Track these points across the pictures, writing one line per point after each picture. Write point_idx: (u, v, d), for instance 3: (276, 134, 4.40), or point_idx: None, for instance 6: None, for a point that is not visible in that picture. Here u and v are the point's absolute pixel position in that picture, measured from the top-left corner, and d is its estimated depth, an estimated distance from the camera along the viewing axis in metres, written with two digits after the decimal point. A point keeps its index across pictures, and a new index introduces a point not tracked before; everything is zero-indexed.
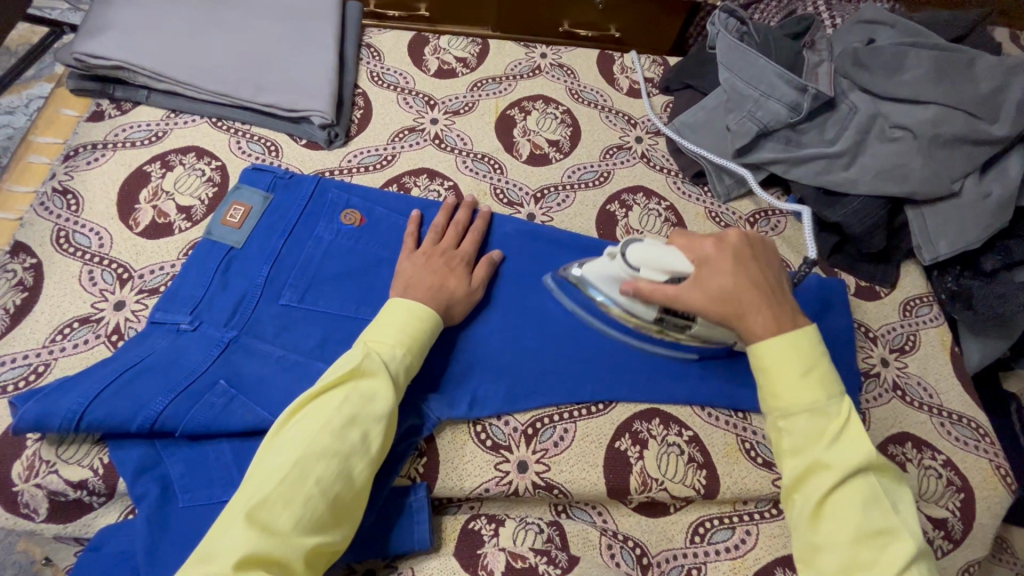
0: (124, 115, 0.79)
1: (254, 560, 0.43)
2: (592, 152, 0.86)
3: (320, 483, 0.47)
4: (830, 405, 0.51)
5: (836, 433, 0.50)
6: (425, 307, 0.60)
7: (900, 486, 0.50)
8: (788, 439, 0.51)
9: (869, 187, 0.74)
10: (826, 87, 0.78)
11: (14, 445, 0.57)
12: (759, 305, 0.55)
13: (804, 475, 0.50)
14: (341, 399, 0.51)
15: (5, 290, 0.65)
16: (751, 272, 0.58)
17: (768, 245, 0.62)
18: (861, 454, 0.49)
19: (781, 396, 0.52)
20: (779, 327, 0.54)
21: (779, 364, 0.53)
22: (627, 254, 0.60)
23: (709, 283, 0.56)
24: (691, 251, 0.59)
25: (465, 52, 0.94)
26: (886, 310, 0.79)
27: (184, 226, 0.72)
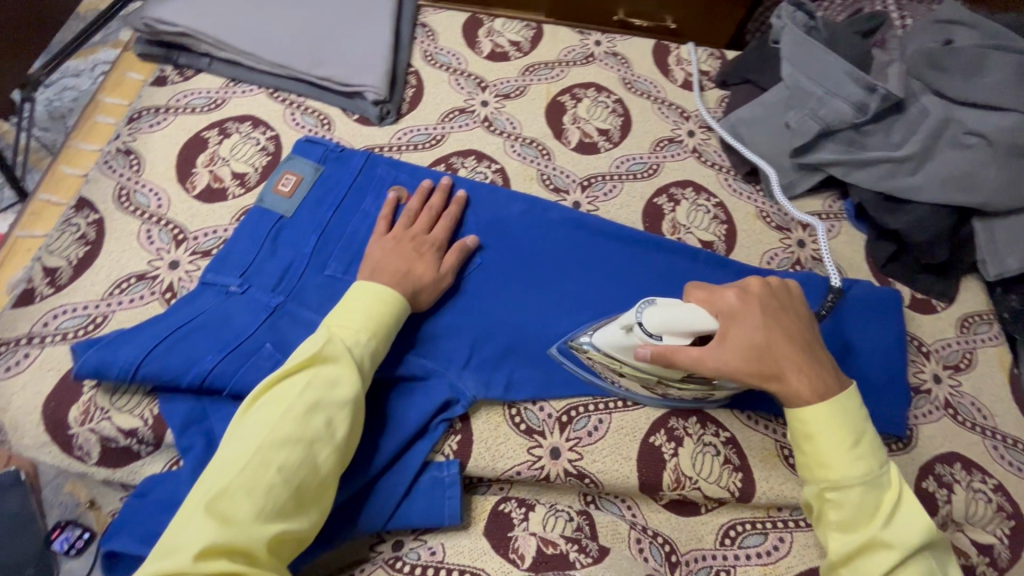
0: (186, 81, 0.81)
1: (215, 549, 0.42)
2: (642, 144, 0.84)
3: (283, 470, 0.47)
4: (881, 475, 0.52)
5: (891, 509, 0.51)
6: (391, 290, 0.60)
7: (950, 558, 0.52)
8: (836, 511, 0.52)
9: (935, 195, 0.71)
10: (896, 88, 0.75)
11: (71, 390, 0.60)
12: (796, 364, 0.55)
13: (859, 550, 0.50)
14: (302, 387, 0.51)
15: (69, 243, 0.68)
16: (783, 326, 0.56)
17: (788, 285, 0.60)
18: (918, 528, 0.50)
19: (829, 466, 0.52)
20: (820, 386, 0.54)
21: (829, 436, 0.53)
22: (642, 320, 0.55)
23: (740, 338, 0.55)
24: (714, 306, 0.57)
25: (519, 35, 0.93)
26: (942, 325, 0.75)
27: (238, 192, 0.73)
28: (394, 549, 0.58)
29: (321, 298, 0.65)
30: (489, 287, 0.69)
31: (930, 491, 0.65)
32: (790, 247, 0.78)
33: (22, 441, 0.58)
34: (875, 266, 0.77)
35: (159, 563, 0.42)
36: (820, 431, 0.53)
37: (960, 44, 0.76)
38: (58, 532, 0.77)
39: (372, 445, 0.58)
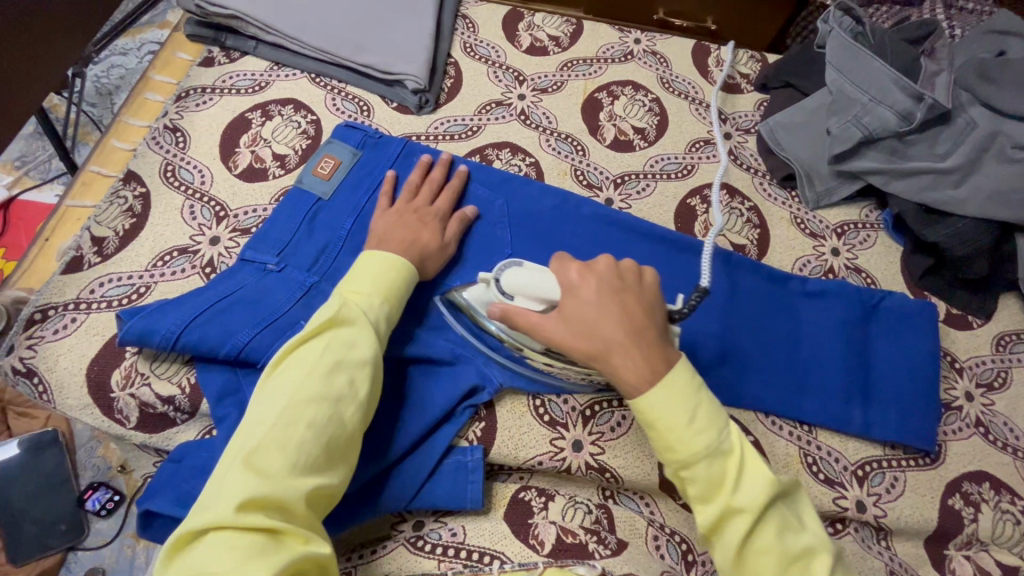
0: (232, 62, 0.83)
1: (255, 502, 0.43)
2: (678, 144, 0.84)
3: (312, 427, 0.47)
4: (722, 439, 0.48)
5: (736, 476, 0.47)
6: (398, 258, 0.60)
7: (798, 494, 0.50)
8: (692, 488, 0.48)
9: (979, 209, 0.70)
10: (943, 98, 0.74)
11: (115, 355, 0.62)
12: (624, 343, 0.51)
13: (718, 522, 0.47)
14: (323, 347, 0.51)
15: (116, 214, 0.70)
16: (621, 304, 0.53)
17: (642, 269, 0.57)
18: (764, 487, 0.46)
19: (676, 448, 0.47)
20: (649, 368, 0.49)
21: (666, 413, 0.48)
22: (499, 279, 0.58)
23: (570, 312, 0.53)
24: (558, 277, 0.56)
25: (559, 31, 0.93)
26: (977, 342, 0.74)
27: (278, 173, 0.75)
28: (415, 528, 0.59)
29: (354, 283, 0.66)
30: None
31: (956, 508, 0.64)
32: (823, 254, 0.77)
33: (67, 401, 0.61)
34: (911, 279, 0.76)
35: (202, 517, 0.43)
36: (658, 414, 0.48)
37: (1012, 56, 0.74)
38: (91, 492, 0.81)
39: (400, 425, 0.59)
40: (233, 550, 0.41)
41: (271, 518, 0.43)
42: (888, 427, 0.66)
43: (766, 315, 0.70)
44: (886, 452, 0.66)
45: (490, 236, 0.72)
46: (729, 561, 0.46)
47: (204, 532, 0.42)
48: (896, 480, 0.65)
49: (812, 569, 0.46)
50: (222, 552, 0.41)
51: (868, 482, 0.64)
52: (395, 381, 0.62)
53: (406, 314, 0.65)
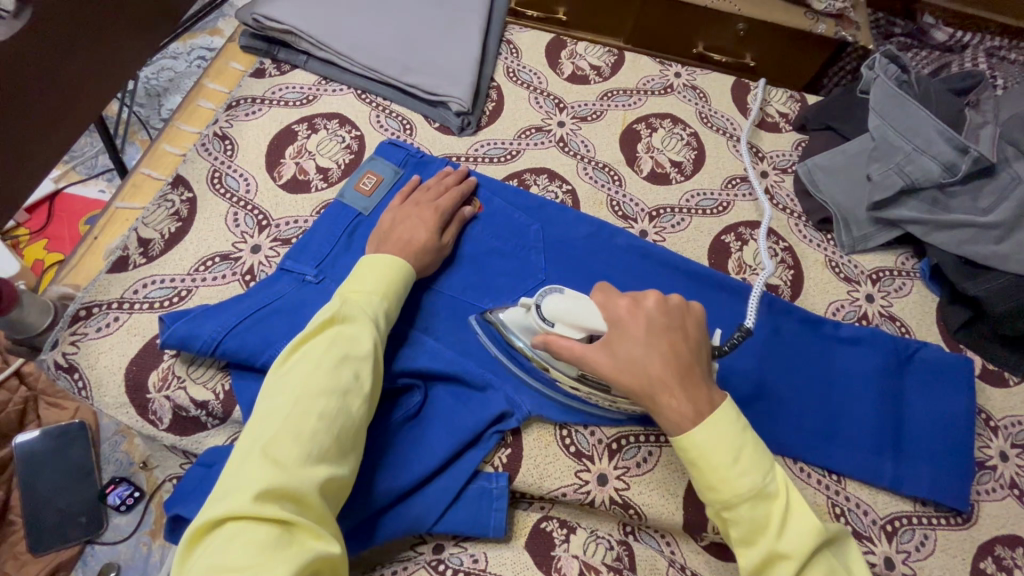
0: (282, 75, 0.85)
1: (271, 492, 0.42)
2: (714, 180, 0.84)
3: (324, 418, 0.47)
4: (769, 485, 0.47)
5: (781, 522, 0.46)
6: (398, 258, 0.62)
7: (847, 540, 0.49)
8: (734, 529, 0.47)
9: (1021, 266, 0.69)
10: (988, 150, 0.73)
11: (153, 357, 0.63)
12: (670, 383, 0.50)
13: (761, 566, 0.46)
14: (327, 342, 0.51)
15: (163, 217, 0.72)
16: (667, 342, 0.51)
17: (689, 306, 0.55)
18: (809, 534, 0.46)
19: (717, 488, 0.47)
20: (696, 410, 0.49)
21: (710, 454, 0.48)
22: (541, 304, 0.55)
23: (618, 349, 0.52)
24: (606, 309, 0.54)
25: (600, 60, 0.94)
26: (1014, 401, 0.72)
27: (321, 185, 0.77)
28: (435, 551, 0.59)
29: None
30: None
31: (987, 572, 0.62)
32: (857, 300, 0.77)
33: (104, 399, 0.62)
34: (947, 331, 0.75)
35: (217, 510, 0.42)
36: (704, 459, 0.48)
37: None
38: (114, 486, 0.85)
39: (425, 445, 0.59)
40: (253, 540, 0.40)
41: (287, 509, 0.42)
42: (920, 482, 0.65)
43: (800, 363, 0.69)
44: (915, 508, 0.65)
45: (503, 245, 0.73)
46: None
47: (222, 522, 0.41)
48: (925, 538, 0.63)
49: None
50: (242, 542, 0.40)
51: (896, 538, 0.63)
52: (423, 402, 0.62)
53: (435, 332, 0.65)
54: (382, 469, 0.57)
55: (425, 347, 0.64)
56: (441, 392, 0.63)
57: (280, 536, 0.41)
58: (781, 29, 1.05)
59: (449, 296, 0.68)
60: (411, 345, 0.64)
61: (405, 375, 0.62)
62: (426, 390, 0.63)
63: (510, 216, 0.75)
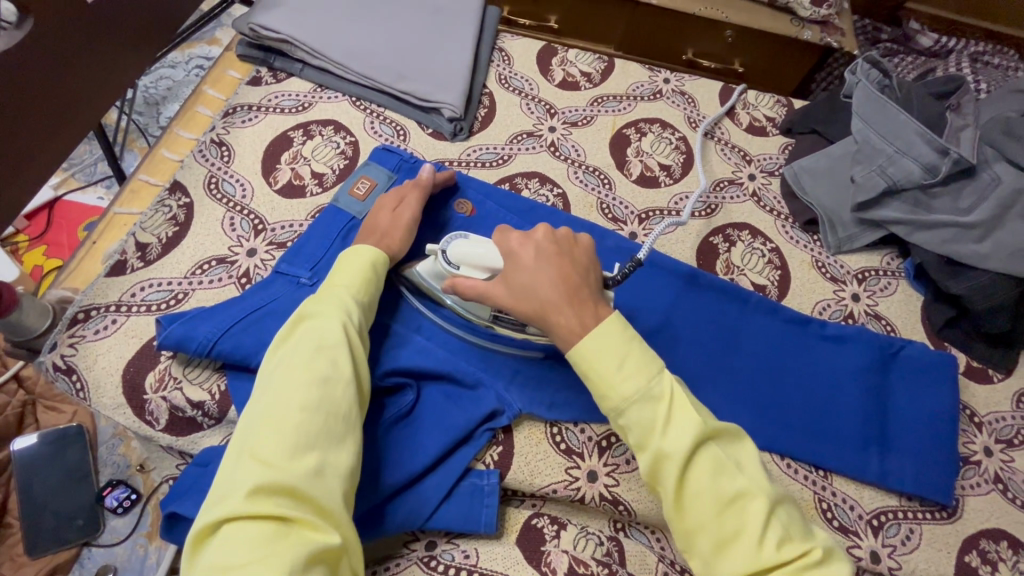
0: (278, 83, 0.87)
1: (262, 488, 0.43)
2: (702, 183, 0.86)
3: (305, 408, 0.48)
4: (654, 386, 0.49)
5: (667, 417, 0.48)
6: (366, 249, 0.62)
7: (741, 443, 0.50)
8: (628, 433, 0.49)
9: (1001, 265, 0.71)
10: (967, 152, 0.75)
11: (150, 358, 0.64)
12: (558, 303, 0.53)
13: (655, 468, 0.48)
14: (302, 341, 0.53)
15: (160, 222, 0.73)
16: (555, 268, 0.55)
17: (579, 238, 0.58)
18: (694, 430, 0.47)
19: (611, 394, 0.49)
20: (583, 325, 0.52)
21: (599, 364, 0.50)
22: (444, 249, 0.60)
23: (512, 280, 0.55)
24: (500, 244, 0.58)
25: (590, 67, 0.96)
26: (997, 397, 0.74)
27: (316, 191, 0.78)
28: (428, 548, 0.60)
29: (385, 302, 0.67)
30: None
31: (972, 565, 0.63)
32: (843, 300, 0.78)
33: (102, 400, 0.63)
34: (932, 329, 0.76)
35: (215, 512, 0.43)
36: (595, 367, 0.50)
37: None
38: (111, 489, 0.86)
39: (417, 443, 0.60)
40: (250, 538, 0.41)
41: (281, 503, 0.43)
42: (906, 477, 0.66)
43: (787, 362, 0.70)
44: (902, 502, 0.66)
45: None
46: (672, 506, 0.48)
47: (220, 525, 0.43)
48: (911, 532, 0.64)
49: (747, 510, 0.46)
50: (239, 542, 0.41)
51: (882, 532, 0.64)
52: (416, 400, 0.63)
53: (427, 332, 0.66)
54: (376, 467, 0.58)
55: (418, 347, 0.65)
56: (434, 391, 0.64)
57: (276, 530, 0.42)
58: (769, 36, 1.07)
59: None
60: (403, 346, 0.65)
61: (398, 375, 0.63)
62: (419, 390, 0.64)
63: (502, 219, 0.76)
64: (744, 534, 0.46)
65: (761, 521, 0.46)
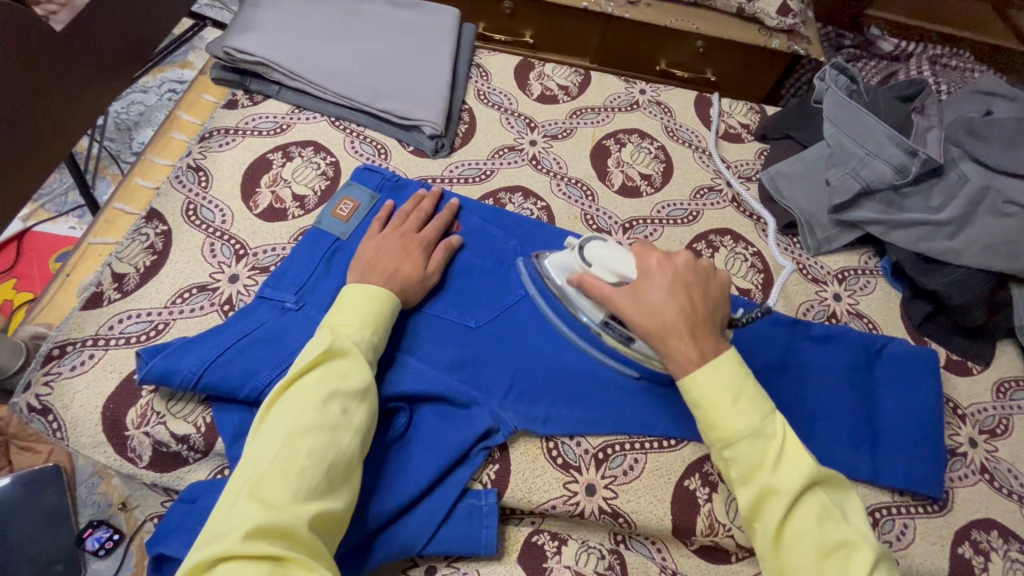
0: (255, 106, 0.86)
1: (260, 530, 0.42)
2: (683, 191, 0.87)
3: (312, 454, 0.47)
4: (766, 426, 0.52)
5: (778, 458, 0.51)
6: (381, 288, 0.61)
7: (847, 492, 0.53)
8: (734, 468, 0.52)
9: (974, 259, 0.73)
10: (935, 153, 0.78)
11: (131, 393, 0.62)
12: (680, 329, 0.56)
13: (758, 503, 0.50)
14: (317, 378, 0.52)
15: (137, 251, 0.71)
16: (687, 295, 0.58)
17: (713, 272, 0.62)
18: (804, 473, 0.50)
19: (719, 426, 0.52)
20: (701, 356, 0.55)
21: (712, 394, 0.53)
22: (584, 249, 0.63)
23: (642, 294, 0.58)
24: (640, 260, 0.61)
25: (567, 80, 0.98)
26: (978, 388, 0.76)
27: (298, 213, 0.77)
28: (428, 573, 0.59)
29: None
30: (527, 318, 0.70)
31: (967, 557, 0.64)
32: (826, 300, 0.80)
33: (81, 439, 0.60)
34: (911, 324, 0.78)
35: (207, 550, 0.42)
36: (709, 398, 0.53)
37: (999, 115, 0.79)
38: (91, 530, 0.83)
39: (411, 467, 0.59)
40: None
41: (278, 545, 0.42)
42: (897, 473, 0.67)
43: (777, 366, 0.71)
44: (895, 498, 0.67)
45: (482, 262, 0.74)
46: (769, 545, 0.50)
47: (212, 565, 0.41)
48: (906, 527, 0.65)
49: (851, 560, 0.48)
50: None
51: (878, 529, 0.64)
52: (410, 423, 0.62)
53: (415, 351, 0.65)
54: (371, 492, 0.57)
55: (409, 369, 0.64)
56: (427, 413, 0.63)
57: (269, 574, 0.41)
58: (739, 46, 1.10)
59: (432, 316, 0.68)
60: (394, 368, 0.63)
61: (391, 398, 0.62)
62: (411, 412, 0.63)
63: (490, 236, 0.76)
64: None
65: (865, 574, 0.47)
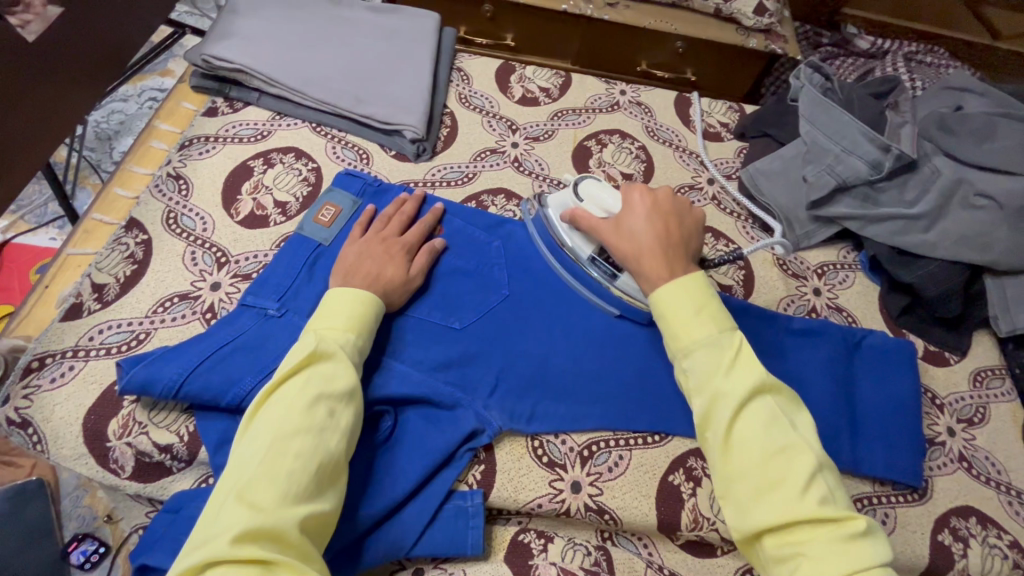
0: (235, 113, 0.86)
1: (249, 534, 0.42)
2: (664, 190, 0.88)
3: (300, 456, 0.47)
4: (723, 338, 0.54)
5: (730, 364, 0.52)
6: (364, 291, 0.62)
7: (800, 409, 0.52)
8: (692, 377, 0.54)
9: (948, 252, 0.74)
10: (908, 148, 0.79)
11: (113, 403, 0.62)
12: (655, 251, 0.61)
13: (709, 410, 0.51)
14: (302, 381, 0.52)
15: (117, 261, 0.71)
16: (665, 224, 0.64)
17: (691, 210, 0.68)
18: (753, 380, 0.51)
19: (682, 336, 0.56)
20: (671, 273, 0.60)
21: (675, 307, 0.57)
22: (577, 187, 0.72)
23: (624, 224, 0.65)
24: (625, 194, 0.68)
25: (548, 82, 0.98)
26: (956, 378, 0.77)
27: (280, 220, 0.77)
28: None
29: None
30: (512, 317, 0.71)
31: (946, 544, 0.65)
32: (805, 294, 0.81)
33: (61, 451, 0.60)
34: (889, 316, 0.80)
35: (196, 555, 0.42)
36: (673, 310, 0.57)
37: (970, 110, 0.81)
38: (76, 544, 0.82)
39: (397, 470, 0.59)
40: None
41: (266, 549, 0.42)
42: (877, 463, 0.68)
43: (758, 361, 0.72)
44: (875, 488, 0.68)
45: (464, 263, 0.74)
46: (719, 450, 0.50)
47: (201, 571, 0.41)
48: (887, 516, 0.66)
49: (795, 463, 0.47)
50: None
51: None
52: (395, 426, 0.62)
53: (399, 354, 0.65)
54: (356, 496, 0.57)
55: (392, 372, 0.64)
56: (413, 416, 0.63)
57: None
58: (718, 46, 1.11)
59: (418, 319, 0.68)
60: (378, 371, 0.64)
61: (377, 402, 0.62)
62: (396, 414, 0.63)
63: (473, 238, 0.76)
64: (788, 481, 0.47)
65: (807, 472, 0.47)
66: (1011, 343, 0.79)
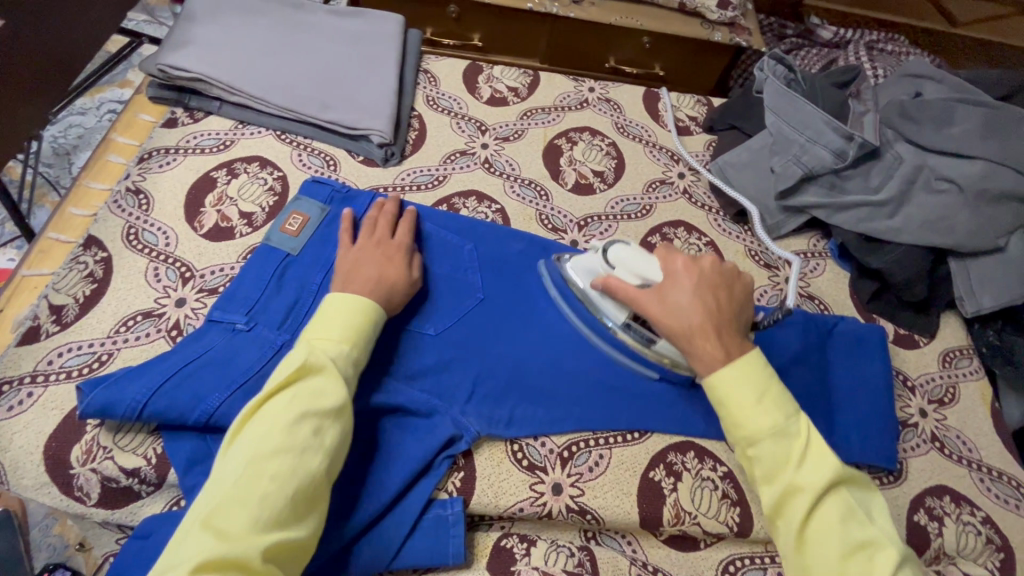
0: (196, 123, 0.84)
1: (213, 563, 0.41)
2: (636, 185, 0.88)
3: (276, 479, 0.46)
4: (790, 425, 0.54)
5: (801, 455, 0.53)
6: (366, 299, 0.60)
7: (871, 493, 0.54)
8: (760, 466, 0.54)
9: (914, 236, 0.76)
10: (871, 136, 0.81)
11: (74, 429, 0.60)
12: (705, 328, 0.59)
13: (782, 500, 0.52)
14: (288, 398, 0.50)
15: (75, 280, 0.69)
16: (714, 296, 0.61)
17: (737, 275, 0.65)
18: (828, 471, 0.52)
19: (744, 424, 0.55)
20: (726, 354, 0.58)
21: (735, 391, 0.56)
22: (609, 253, 0.68)
23: (667, 295, 0.62)
24: (666, 263, 0.64)
25: (516, 82, 0.98)
26: (926, 360, 0.79)
27: (245, 231, 0.75)
28: None
29: None
30: (488, 320, 0.70)
31: (922, 524, 0.66)
32: (778, 284, 0.81)
33: (22, 482, 0.58)
34: (860, 302, 0.81)
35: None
36: (732, 395, 0.56)
37: (929, 97, 0.82)
38: None
39: (373, 482, 0.58)
40: None
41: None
42: (853, 448, 0.69)
43: None
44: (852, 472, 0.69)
45: (440, 269, 0.73)
46: (794, 543, 0.51)
47: None
48: None
49: (875, 559, 0.49)
50: None
51: None
52: (372, 436, 0.61)
53: (373, 363, 0.64)
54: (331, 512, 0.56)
55: (364, 382, 0.63)
56: (389, 425, 0.62)
57: None
58: (685, 40, 1.12)
59: (392, 326, 0.67)
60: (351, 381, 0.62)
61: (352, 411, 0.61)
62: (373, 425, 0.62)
63: (467, 244, 0.76)
64: None
65: (888, 569, 0.48)
66: (978, 323, 0.81)
